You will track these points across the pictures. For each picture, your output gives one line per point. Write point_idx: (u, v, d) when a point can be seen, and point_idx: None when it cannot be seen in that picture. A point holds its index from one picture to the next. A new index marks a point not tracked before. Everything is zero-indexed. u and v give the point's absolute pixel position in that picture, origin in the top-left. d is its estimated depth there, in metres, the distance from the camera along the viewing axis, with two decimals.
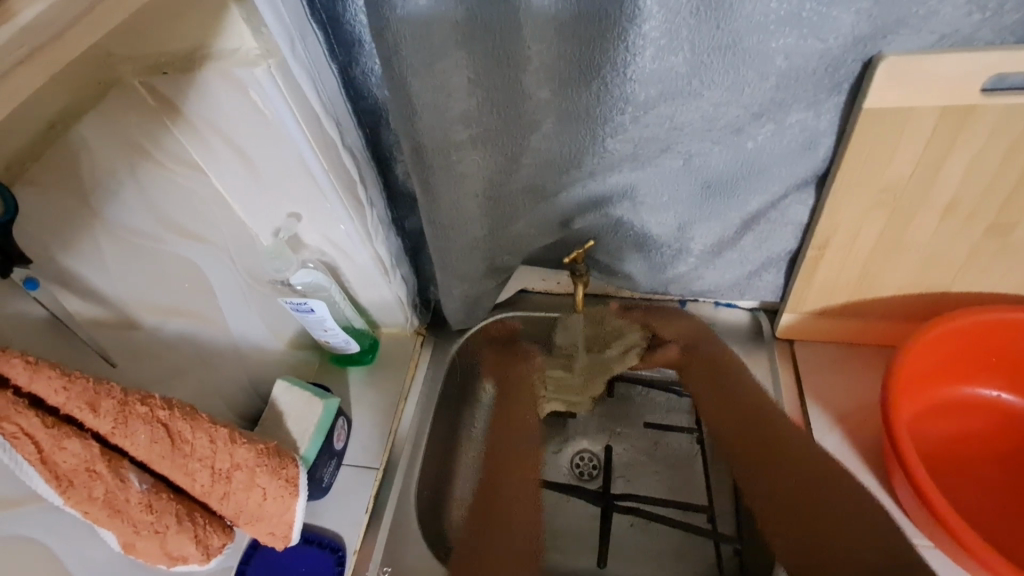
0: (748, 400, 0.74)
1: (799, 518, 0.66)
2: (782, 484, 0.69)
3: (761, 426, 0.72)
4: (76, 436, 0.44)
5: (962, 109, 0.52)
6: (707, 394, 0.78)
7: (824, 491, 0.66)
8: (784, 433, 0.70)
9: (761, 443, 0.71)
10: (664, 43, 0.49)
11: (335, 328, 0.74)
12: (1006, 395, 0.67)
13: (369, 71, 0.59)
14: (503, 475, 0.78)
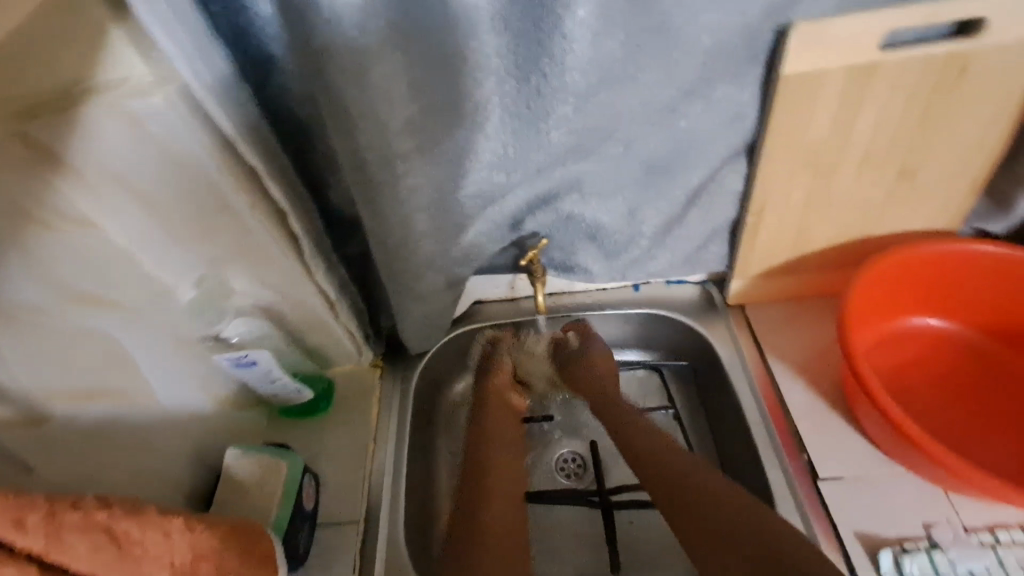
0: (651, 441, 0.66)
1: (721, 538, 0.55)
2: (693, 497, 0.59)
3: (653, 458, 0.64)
4: (8, 562, 0.32)
5: (867, 67, 0.57)
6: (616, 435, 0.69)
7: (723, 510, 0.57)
8: (648, 432, 0.67)
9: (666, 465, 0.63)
10: (599, 28, 0.48)
11: (284, 378, 0.68)
12: (934, 321, 0.73)
13: (285, 88, 0.54)
14: (494, 480, 0.66)
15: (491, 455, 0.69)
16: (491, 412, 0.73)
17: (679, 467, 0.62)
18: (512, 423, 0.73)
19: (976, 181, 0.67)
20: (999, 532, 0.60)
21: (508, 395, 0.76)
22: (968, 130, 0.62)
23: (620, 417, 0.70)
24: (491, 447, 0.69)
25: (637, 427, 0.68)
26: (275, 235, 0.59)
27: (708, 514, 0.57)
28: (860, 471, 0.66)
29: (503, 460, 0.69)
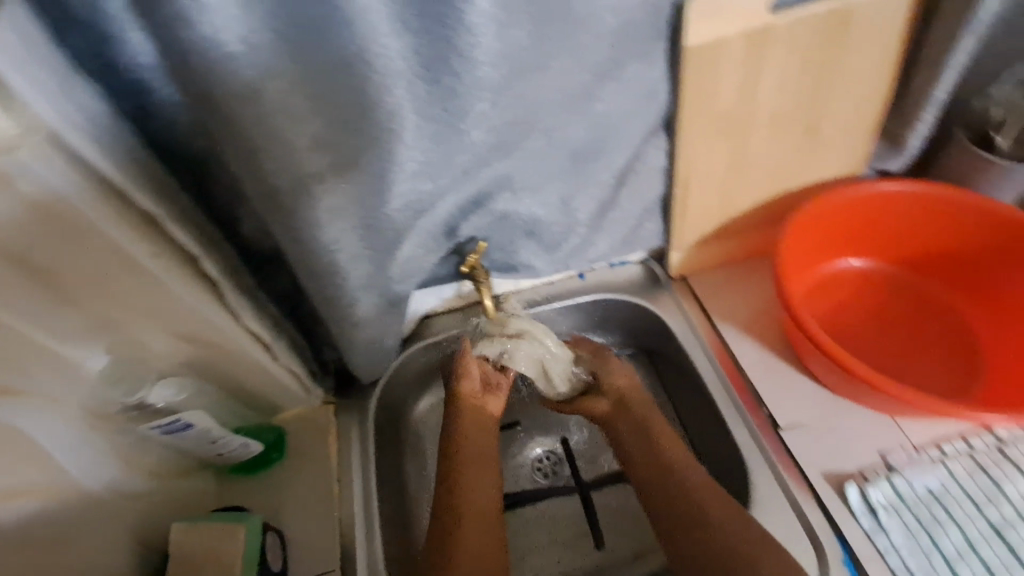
0: (666, 441, 0.66)
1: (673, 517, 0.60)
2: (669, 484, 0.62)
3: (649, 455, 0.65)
4: None
5: (763, 32, 0.59)
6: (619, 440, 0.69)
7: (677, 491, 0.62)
8: (654, 431, 0.67)
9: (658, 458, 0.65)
10: (503, 18, 0.47)
11: (225, 436, 0.63)
12: (856, 262, 0.78)
13: (173, 120, 0.49)
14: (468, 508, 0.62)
15: (463, 479, 0.64)
16: (464, 427, 0.68)
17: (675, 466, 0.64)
18: (488, 441, 0.68)
19: (871, 126, 0.72)
20: (944, 446, 0.64)
21: (481, 402, 0.70)
22: (858, 80, 0.67)
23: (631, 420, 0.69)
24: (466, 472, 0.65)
25: (648, 431, 0.67)
26: (191, 282, 0.53)
27: (687, 512, 0.60)
28: (817, 414, 0.69)
29: (474, 484, 0.64)
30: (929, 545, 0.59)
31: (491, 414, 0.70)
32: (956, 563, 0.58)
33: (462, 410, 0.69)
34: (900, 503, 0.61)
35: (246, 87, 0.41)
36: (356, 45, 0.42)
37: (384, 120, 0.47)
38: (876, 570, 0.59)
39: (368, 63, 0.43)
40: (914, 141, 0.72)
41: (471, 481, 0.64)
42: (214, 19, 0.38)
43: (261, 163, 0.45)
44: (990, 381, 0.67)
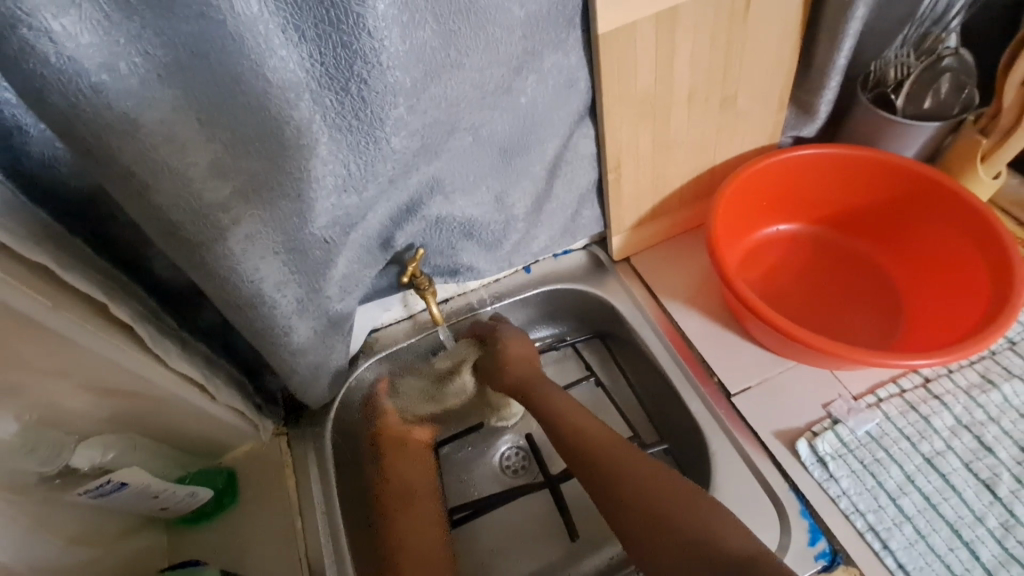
0: (605, 444, 0.64)
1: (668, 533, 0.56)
2: (651, 492, 0.59)
3: (606, 471, 0.62)
4: None
5: (670, 13, 0.59)
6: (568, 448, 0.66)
7: (655, 498, 0.59)
8: (657, 506, 0.58)
9: (619, 469, 0.62)
10: (405, 19, 0.45)
11: (167, 488, 0.58)
12: (783, 227, 0.81)
13: (52, 159, 0.44)
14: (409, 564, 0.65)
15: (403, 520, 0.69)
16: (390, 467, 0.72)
17: (710, 539, 0.55)
18: (427, 516, 0.69)
19: (783, 96, 0.75)
20: (879, 391, 0.68)
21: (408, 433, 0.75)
22: (765, 53, 0.69)
23: (620, 499, 0.60)
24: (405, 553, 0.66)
25: (639, 493, 0.59)
26: (104, 331, 0.49)
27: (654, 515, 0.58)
28: (764, 375, 0.72)
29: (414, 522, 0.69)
30: (874, 484, 0.62)
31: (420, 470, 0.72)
32: (898, 497, 0.61)
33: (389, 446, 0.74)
34: (844, 449, 0.65)
35: (132, 118, 0.37)
36: (248, 59, 0.39)
37: (292, 135, 0.44)
38: (830, 515, 0.62)
39: (265, 76, 0.40)
40: (822, 107, 0.75)
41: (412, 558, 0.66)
42: (84, 47, 0.34)
43: (162, 197, 0.41)
44: (910, 325, 0.72)
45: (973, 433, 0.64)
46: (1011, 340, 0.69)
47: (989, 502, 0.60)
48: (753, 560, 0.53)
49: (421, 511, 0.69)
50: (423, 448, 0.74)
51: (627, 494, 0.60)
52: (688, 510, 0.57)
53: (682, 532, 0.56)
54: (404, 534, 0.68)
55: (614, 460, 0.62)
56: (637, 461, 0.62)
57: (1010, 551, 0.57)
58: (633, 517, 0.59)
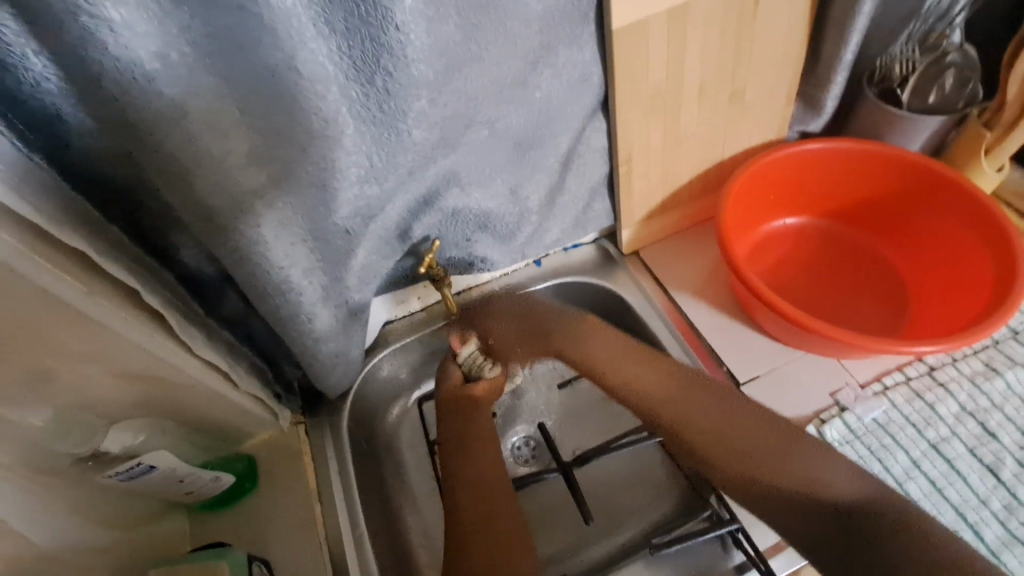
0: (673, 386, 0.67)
1: (770, 469, 0.60)
2: (732, 436, 0.62)
3: (700, 409, 0.65)
4: None
5: (681, 9, 0.61)
6: (644, 384, 0.69)
7: (760, 435, 0.62)
8: (744, 453, 0.61)
9: (699, 413, 0.65)
10: (431, 13, 0.46)
11: (193, 472, 0.60)
12: (789, 220, 0.83)
13: (89, 149, 0.45)
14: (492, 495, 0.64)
15: (468, 462, 0.66)
16: (448, 418, 0.70)
17: (813, 481, 0.58)
18: (489, 462, 0.66)
19: (790, 91, 0.76)
20: (884, 379, 0.70)
21: (467, 389, 0.72)
22: (773, 48, 0.70)
23: (707, 448, 0.64)
24: (461, 498, 0.63)
25: (733, 446, 0.62)
26: (135, 316, 0.50)
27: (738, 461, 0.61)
28: (772, 365, 0.73)
29: (480, 456, 0.67)
30: (881, 470, 0.64)
31: (484, 424, 0.70)
32: (905, 482, 0.63)
33: (445, 406, 0.72)
34: (852, 436, 0.66)
35: (176, 107, 0.39)
36: (282, 51, 0.40)
37: (320, 126, 0.45)
38: None
39: (298, 68, 0.41)
40: (828, 102, 0.77)
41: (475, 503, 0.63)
42: (136, 36, 0.35)
43: (200, 183, 0.43)
44: (915, 315, 0.73)
45: (977, 419, 0.65)
46: (1013, 330, 0.71)
47: (992, 486, 0.62)
48: (853, 505, 0.55)
49: (485, 449, 0.68)
50: (484, 400, 0.72)
51: (715, 437, 0.63)
52: (780, 457, 0.60)
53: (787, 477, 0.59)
54: (466, 472, 0.65)
55: (697, 404, 0.65)
56: (723, 404, 0.64)
57: (1013, 533, 0.59)
58: (732, 458, 0.62)
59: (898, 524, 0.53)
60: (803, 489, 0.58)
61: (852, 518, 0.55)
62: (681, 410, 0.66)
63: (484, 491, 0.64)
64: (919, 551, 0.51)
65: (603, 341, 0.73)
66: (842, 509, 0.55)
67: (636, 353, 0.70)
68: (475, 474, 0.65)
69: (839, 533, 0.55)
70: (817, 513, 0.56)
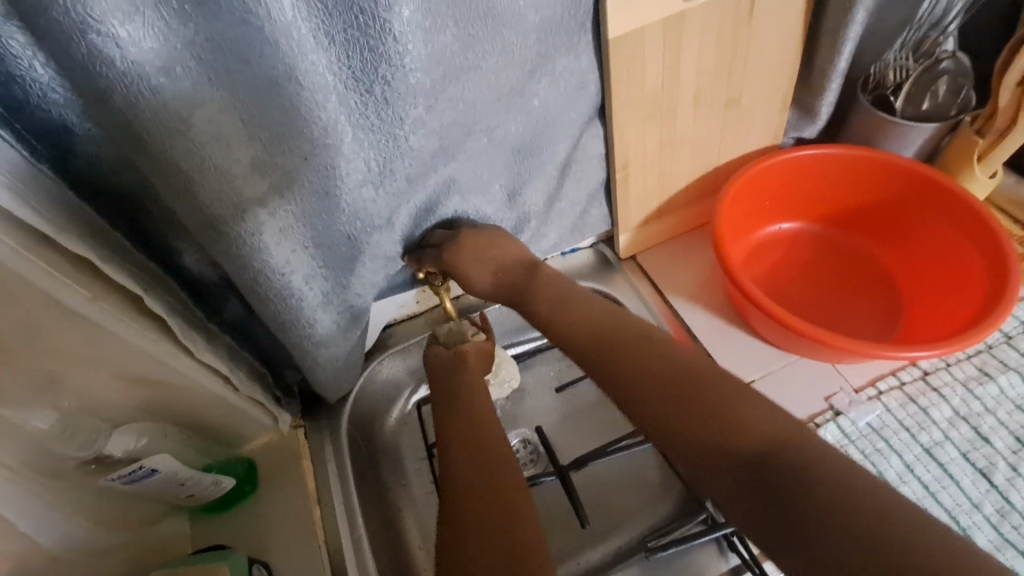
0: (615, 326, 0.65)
1: (696, 406, 0.56)
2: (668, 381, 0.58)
3: (624, 356, 0.62)
4: None
5: (677, 18, 0.62)
6: (562, 326, 0.66)
7: (691, 380, 0.58)
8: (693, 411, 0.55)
9: (632, 354, 0.62)
10: (428, 24, 0.47)
11: (194, 475, 0.60)
12: (786, 225, 0.83)
13: (95, 158, 0.46)
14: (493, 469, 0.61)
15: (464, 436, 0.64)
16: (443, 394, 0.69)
17: (731, 418, 0.54)
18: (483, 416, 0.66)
19: (786, 98, 0.77)
20: (879, 384, 0.70)
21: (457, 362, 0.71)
22: (768, 57, 0.71)
23: (644, 409, 0.58)
24: (450, 454, 0.63)
25: (653, 373, 0.60)
26: (138, 322, 0.51)
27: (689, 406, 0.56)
28: (767, 369, 0.74)
29: (475, 433, 0.64)
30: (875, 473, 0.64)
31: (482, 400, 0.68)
32: (898, 485, 0.63)
33: (439, 381, 0.70)
34: (846, 440, 0.66)
35: (182, 118, 0.40)
36: (283, 63, 0.41)
37: (321, 135, 0.46)
38: None
39: (299, 79, 0.42)
40: (823, 109, 0.78)
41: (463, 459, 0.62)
42: (144, 52, 0.36)
43: (205, 191, 0.44)
44: (909, 320, 0.74)
45: (970, 423, 0.66)
46: (1007, 334, 0.71)
47: (985, 490, 0.62)
48: (776, 443, 0.51)
49: (486, 427, 0.65)
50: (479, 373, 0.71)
51: (655, 377, 0.59)
52: (714, 404, 0.55)
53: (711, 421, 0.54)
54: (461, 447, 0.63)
55: (622, 326, 0.64)
56: (658, 347, 0.62)
57: (1005, 536, 0.60)
58: (663, 402, 0.57)
59: (818, 493, 0.47)
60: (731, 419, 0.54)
61: (778, 479, 0.49)
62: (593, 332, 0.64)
63: (478, 470, 0.61)
64: (849, 526, 0.45)
65: (567, 307, 0.67)
66: (772, 452, 0.51)
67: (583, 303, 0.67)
68: (472, 452, 0.62)
69: (747, 480, 0.50)
70: (749, 471, 0.51)
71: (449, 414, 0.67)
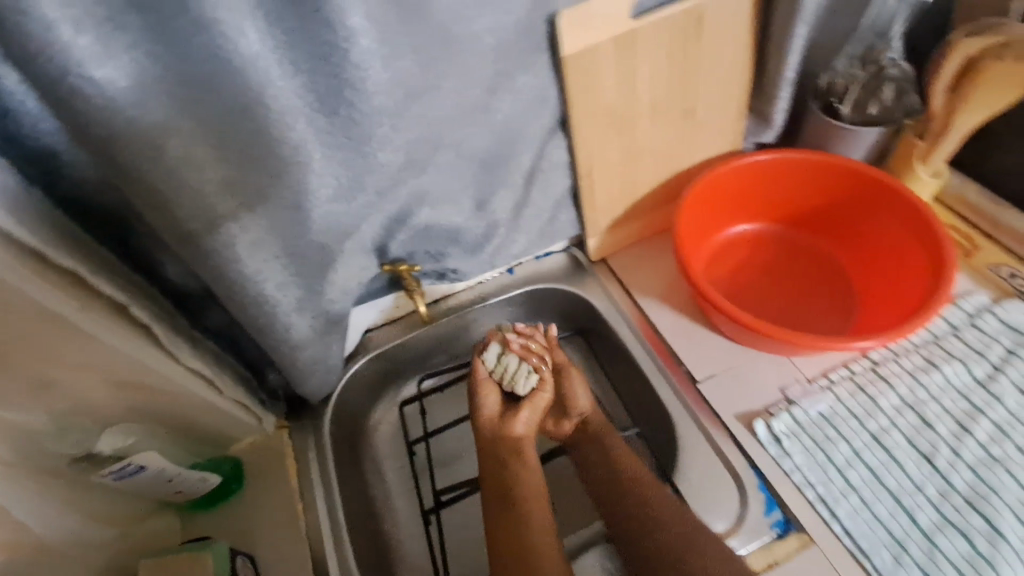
0: (629, 461, 0.71)
1: (671, 534, 0.64)
2: (665, 521, 0.65)
3: (627, 488, 0.69)
4: None
5: (628, 35, 0.66)
6: (588, 454, 0.75)
7: (674, 517, 0.65)
8: (653, 544, 0.64)
9: (633, 493, 0.68)
10: (386, 51, 0.51)
11: (181, 472, 0.64)
12: (747, 227, 0.88)
13: (81, 179, 0.50)
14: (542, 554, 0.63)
15: (526, 518, 0.66)
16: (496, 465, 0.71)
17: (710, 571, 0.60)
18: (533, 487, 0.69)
19: (741, 105, 0.81)
20: (831, 375, 0.74)
21: (506, 426, 0.73)
22: (721, 69, 0.76)
23: (637, 535, 0.66)
24: (502, 526, 0.66)
25: (643, 494, 0.67)
26: (123, 328, 0.55)
27: (659, 538, 0.64)
28: (728, 363, 0.78)
29: (531, 512, 0.66)
30: (824, 459, 0.68)
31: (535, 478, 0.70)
32: (847, 471, 0.67)
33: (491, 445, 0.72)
34: (799, 429, 0.70)
35: (155, 145, 0.44)
36: (252, 91, 0.45)
37: (290, 154, 0.50)
38: (784, 489, 0.68)
39: (266, 105, 0.46)
40: (777, 115, 0.82)
41: (510, 535, 0.65)
42: (119, 89, 0.41)
43: (181, 209, 0.48)
44: (861, 315, 0.78)
45: (916, 411, 0.70)
46: (953, 326, 0.76)
47: (928, 473, 0.66)
48: None
49: (532, 501, 0.67)
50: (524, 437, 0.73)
51: (651, 503, 0.66)
52: (684, 539, 0.63)
53: (705, 551, 0.62)
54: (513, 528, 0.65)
55: (624, 473, 0.70)
56: (649, 480, 0.69)
57: (945, 516, 0.63)
58: (646, 532, 0.65)
59: None
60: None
61: None
62: (608, 476, 0.71)
63: (534, 548, 0.63)
64: None
65: (597, 445, 0.74)
66: None
67: (599, 434, 0.75)
68: (529, 529, 0.65)
69: None
70: None
71: (502, 493, 0.68)
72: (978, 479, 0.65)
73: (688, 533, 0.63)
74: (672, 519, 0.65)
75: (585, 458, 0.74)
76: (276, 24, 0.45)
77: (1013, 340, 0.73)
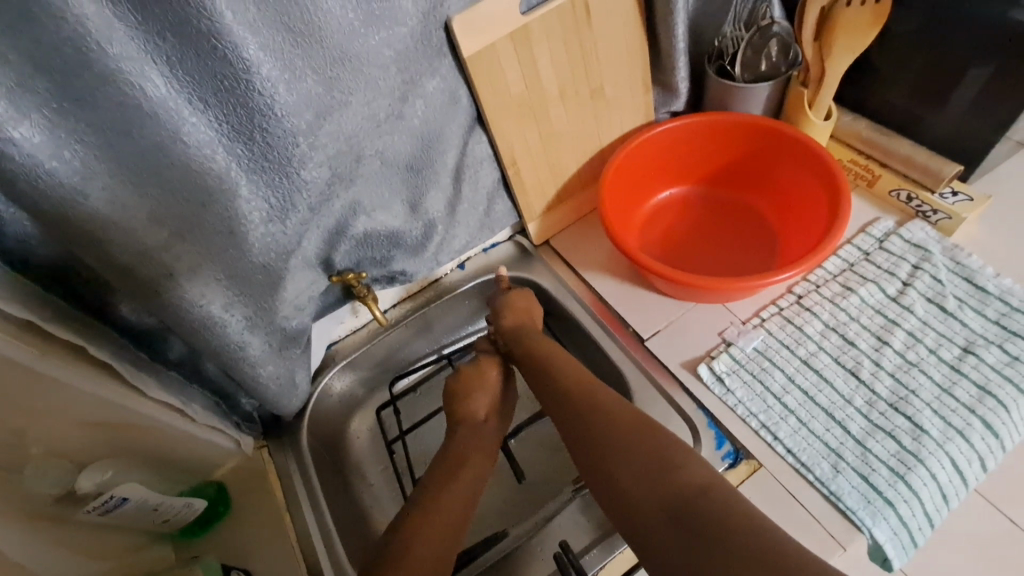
0: (571, 378, 0.71)
1: (611, 444, 0.62)
2: (606, 427, 0.64)
3: (574, 407, 0.68)
4: None
5: (521, 29, 0.71)
6: (534, 379, 0.75)
7: (615, 420, 0.64)
8: (596, 436, 0.64)
9: (581, 406, 0.67)
10: (289, 75, 0.56)
11: (165, 500, 0.67)
12: (671, 191, 0.94)
13: (24, 236, 0.53)
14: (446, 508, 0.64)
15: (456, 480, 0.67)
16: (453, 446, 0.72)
17: (657, 465, 0.58)
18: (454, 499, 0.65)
19: (645, 80, 0.87)
20: (761, 313, 0.81)
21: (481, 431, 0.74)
22: (616, 48, 0.81)
23: (592, 444, 0.64)
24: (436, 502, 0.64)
25: (582, 406, 0.67)
26: (84, 371, 0.59)
27: (604, 448, 0.62)
28: (669, 318, 0.84)
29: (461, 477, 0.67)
30: (763, 389, 0.74)
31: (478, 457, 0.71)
32: (783, 396, 0.73)
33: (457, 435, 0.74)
34: (738, 366, 0.76)
35: (79, 190, 0.48)
36: (166, 129, 0.50)
37: (215, 182, 0.55)
38: (730, 422, 0.73)
39: (183, 140, 0.51)
40: (680, 84, 0.88)
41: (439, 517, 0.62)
42: (38, 144, 0.45)
43: (112, 242, 0.52)
44: (782, 254, 0.85)
45: (839, 332, 0.76)
46: (865, 252, 0.82)
47: (855, 386, 0.72)
48: (702, 485, 0.55)
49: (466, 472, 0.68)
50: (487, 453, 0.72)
51: (597, 414, 0.65)
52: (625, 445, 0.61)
53: (642, 446, 0.60)
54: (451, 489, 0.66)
55: (569, 390, 0.69)
56: (592, 389, 0.69)
57: (874, 422, 0.69)
58: (590, 442, 0.64)
59: (723, 529, 0.50)
60: (661, 465, 0.58)
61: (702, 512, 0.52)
62: (558, 397, 0.70)
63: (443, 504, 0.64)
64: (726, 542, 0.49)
65: (536, 368, 0.75)
66: (692, 489, 0.55)
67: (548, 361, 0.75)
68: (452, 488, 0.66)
69: (670, 509, 0.54)
70: (669, 512, 0.54)
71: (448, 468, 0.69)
72: (898, 384, 0.70)
73: (621, 437, 0.62)
74: (607, 425, 0.64)
75: (535, 384, 0.74)
76: (179, 66, 0.49)
77: (917, 256, 0.80)
